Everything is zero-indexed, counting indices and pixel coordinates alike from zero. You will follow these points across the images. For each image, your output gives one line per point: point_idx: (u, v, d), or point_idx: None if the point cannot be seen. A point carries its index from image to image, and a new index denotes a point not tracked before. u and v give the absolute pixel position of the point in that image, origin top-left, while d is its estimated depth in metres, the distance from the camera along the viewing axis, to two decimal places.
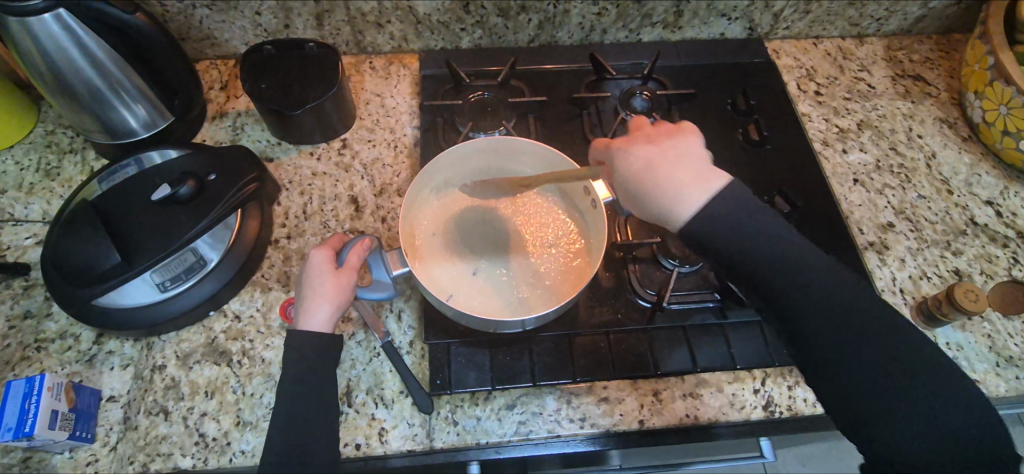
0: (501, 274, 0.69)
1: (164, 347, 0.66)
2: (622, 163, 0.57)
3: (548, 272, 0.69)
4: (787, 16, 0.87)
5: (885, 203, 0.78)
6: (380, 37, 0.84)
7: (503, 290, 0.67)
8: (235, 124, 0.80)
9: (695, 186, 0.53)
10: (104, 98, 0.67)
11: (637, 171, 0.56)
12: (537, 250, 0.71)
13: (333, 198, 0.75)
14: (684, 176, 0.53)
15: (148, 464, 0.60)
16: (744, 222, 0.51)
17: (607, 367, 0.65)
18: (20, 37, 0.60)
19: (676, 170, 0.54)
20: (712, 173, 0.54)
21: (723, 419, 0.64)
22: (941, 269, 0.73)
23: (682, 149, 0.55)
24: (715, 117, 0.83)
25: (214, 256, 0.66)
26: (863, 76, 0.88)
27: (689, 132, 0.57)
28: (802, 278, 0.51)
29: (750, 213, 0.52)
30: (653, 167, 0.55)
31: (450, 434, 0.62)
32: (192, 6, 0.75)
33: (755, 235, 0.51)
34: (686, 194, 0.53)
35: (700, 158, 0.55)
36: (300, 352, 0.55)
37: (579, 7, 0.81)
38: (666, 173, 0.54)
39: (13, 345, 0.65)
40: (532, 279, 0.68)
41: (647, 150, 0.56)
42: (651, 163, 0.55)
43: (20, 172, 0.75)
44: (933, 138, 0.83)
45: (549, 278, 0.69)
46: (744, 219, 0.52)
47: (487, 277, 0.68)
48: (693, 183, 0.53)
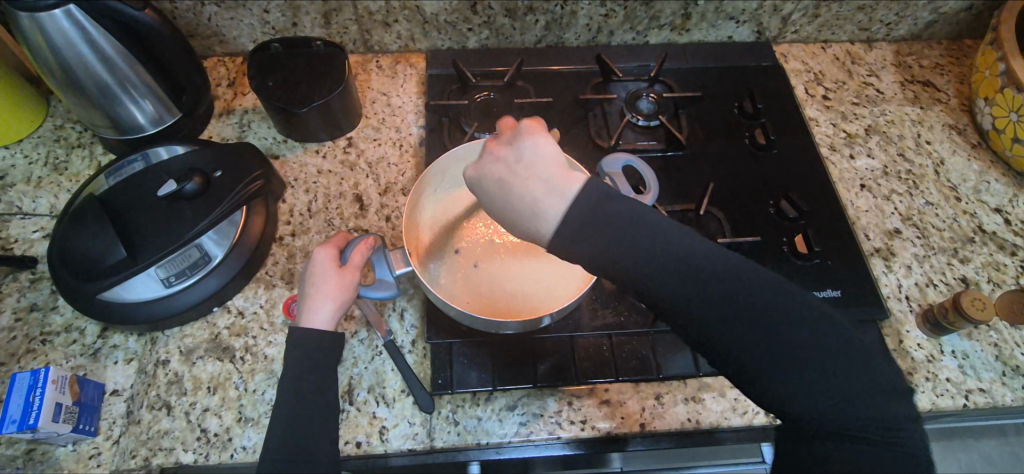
0: (504, 277, 0.69)
1: (168, 343, 0.66)
2: (482, 190, 0.49)
3: (551, 277, 0.69)
4: (795, 20, 0.86)
5: (892, 209, 0.77)
6: (387, 36, 0.84)
7: (505, 293, 0.68)
8: (242, 121, 0.80)
9: (553, 197, 0.44)
10: (112, 93, 0.67)
11: (496, 195, 0.48)
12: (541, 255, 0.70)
13: (338, 196, 0.75)
14: (536, 186, 0.45)
15: (149, 458, 0.60)
16: (618, 224, 0.43)
17: (609, 369, 0.64)
18: (31, 32, 0.61)
19: (531, 185, 0.45)
20: (569, 178, 0.45)
21: (725, 424, 0.63)
22: (948, 277, 0.73)
23: (529, 156, 0.47)
24: (721, 120, 0.82)
25: (219, 253, 0.66)
26: (872, 81, 0.88)
27: (538, 131, 0.48)
28: (735, 293, 0.42)
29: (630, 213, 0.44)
30: (507, 187, 0.47)
31: (451, 434, 0.62)
32: (201, 3, 0.76)
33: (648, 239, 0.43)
34: (539, 211, 0.44)
35: (556, 158, 0.47)
36: (301, 350, 0.55)
37: (586, 8, 0.81)
38: (520, 192, 0.45)
39: (19, 337, 0.65)
40: (533, 284, 0.69)
41: (502, 169, 0.47)
42: (504, 184, 0.47)
43: (29, 166, 0.76)
44: (942, 144, 0.83)
45: (551, 283, 0.68)
46: (619, 221, 0.43)
47: (489, 281, 0.69)
48: (551, 195, 0.44)
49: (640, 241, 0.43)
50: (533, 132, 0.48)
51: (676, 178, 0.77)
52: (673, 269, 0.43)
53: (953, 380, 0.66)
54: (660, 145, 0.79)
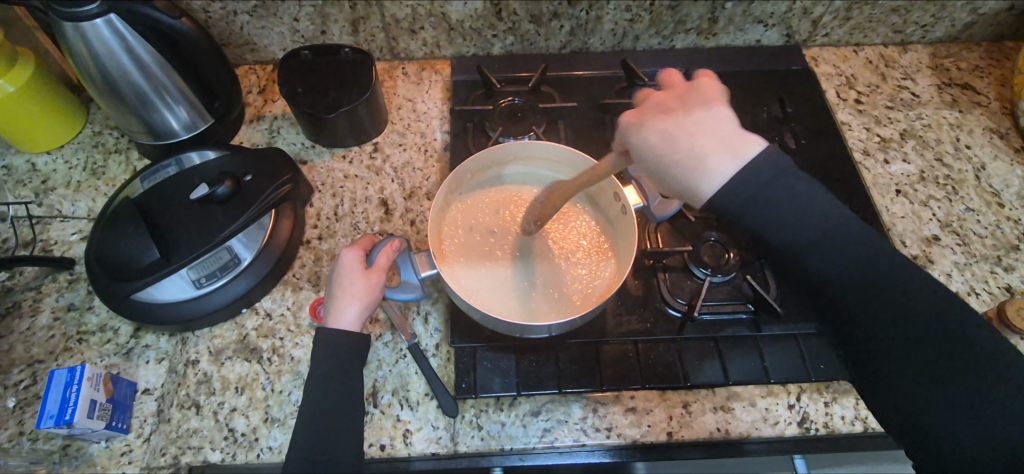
0: (530, 278, 0.68)
1: (198, 343, 0.67)
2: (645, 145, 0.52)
3: (578, 277, 0.69)
4: (826, 23, 0.85)
5: (929, 215, 0.75)
6: (413, 43, 0.85)
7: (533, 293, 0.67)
8: (271, 127, 0.82)
9: (722, 154, 0.48)
10: (149, 100, 0.69)
11: (661, 139, 0.50)
12: (567, 254, 0.70)
13: (364, 200, 0.76)
14: (707, 143, 0.48)
15: (178, 456, 0.61)
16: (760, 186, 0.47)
17: (635, 377, 0.63)
18: (74, 41, 0.63)
19: (707, 141, 0.48)
20: (744, 141, 0.48)
21: (756, 434, 0.62)
22: (991, 285, 0.70)
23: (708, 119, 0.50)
24: (750, 124, 0.81)
25: (248, 255, 0.67)
26: (906, 85, 0.85)
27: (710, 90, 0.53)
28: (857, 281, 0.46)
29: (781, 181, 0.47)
30: (678, 133, 0.50)
31: (475, 439, 0.61)
32: (234, 13, 0.78)
33: (798, 208, 0.47)
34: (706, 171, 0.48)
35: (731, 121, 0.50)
36: (328, 351, 0.55)
37: (612, 13, 0.81)
38: (696, 144, 0.49)
39: (57, 336, 0.67)
40: (562, 282, 0.68)
41: (676, 116, 0.51)
42: (680, 137, 0.49)
43: (69, 170, 0.78)
44: (982, 148, 0.80)
45: (578, 284, 0.68)
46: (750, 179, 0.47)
47: (516, 281, 0.68)
48: (722, 152, 0.48)
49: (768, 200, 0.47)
50: (705, 92, 0.52)
51: None
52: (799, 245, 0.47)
53: None
54: None
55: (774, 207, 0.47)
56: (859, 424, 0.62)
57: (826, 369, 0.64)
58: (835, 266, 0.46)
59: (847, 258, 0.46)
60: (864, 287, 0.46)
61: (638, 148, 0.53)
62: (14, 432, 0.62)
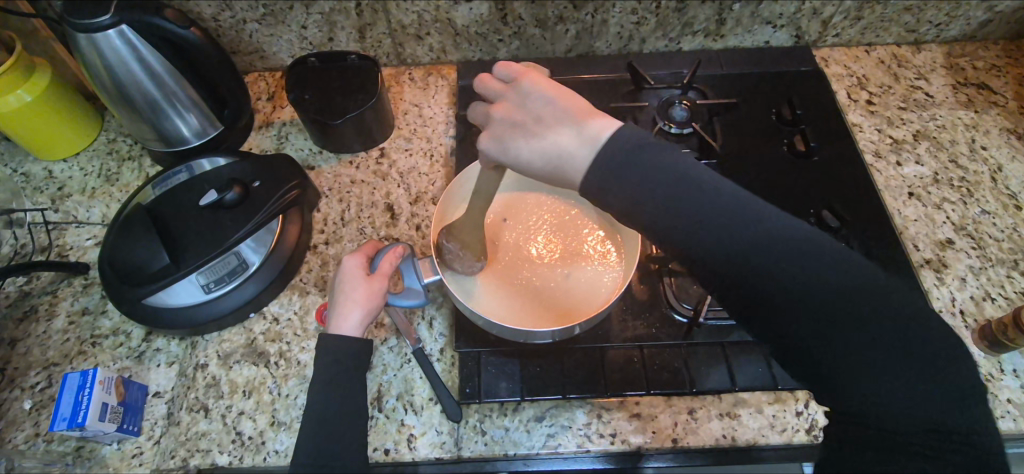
0: (532, 285, 0.68)
1: (207, 347, 0.68)
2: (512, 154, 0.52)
3: (580, 284, 0.68)
4: (836, 23, 0.83)
5: (943, 218, 0.73)
6: (420, 49, 0.85)
7: (534, 301, 0.67)
8: (280, 133, 0.83)
9: (579, 144, 0.47)
10: (160, 108, 0.70)
11: (528, 152, 0.50)
12: (568, 261, 0.70)
13: (371, 205, 0.77)
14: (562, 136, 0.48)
15: (187, 459, 0.62)
16: (639, 164, 0.45)
17: (640, 382, 0.63)
18: (87, 51, 0.64)
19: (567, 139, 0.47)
20: (592, 123, 0.48)
21: (763, 441, 0.61)
22: (1007, 290, 0.68)
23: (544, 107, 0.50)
24: (759, 126, 0.80)
25: (257, 259, 0.68)
26: (920, 85, 0.84)
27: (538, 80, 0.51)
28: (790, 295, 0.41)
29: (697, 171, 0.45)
30: (536, 144, 0.49)
31: (478, 444, 0.61)
32: (243, 21, 0.79)
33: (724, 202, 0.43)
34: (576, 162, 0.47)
35: (572, 104, 0.50)
36: (332, 355, 0.56)
37: (617, 16, 0.81)
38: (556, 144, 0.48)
39: (72, 339, 0.69)
40: (563, 290, 0.68)
41: (523, 125, 0.51)
42: (541, 143, 0.49)
43: (85, 177, 0.80)
44: (999, 149, 0.78)
45: (580, 290, 0.68)
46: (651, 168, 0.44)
47: (518, 288, 0.68)
48: (578, 146, 0.47)
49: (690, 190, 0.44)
50: (536, 88, 0.51)
51: None
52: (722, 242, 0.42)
53: (1015, 401, 0.62)
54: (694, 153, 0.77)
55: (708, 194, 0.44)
56: None
57: None
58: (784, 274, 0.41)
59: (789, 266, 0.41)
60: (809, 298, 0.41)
61: (514, 166, 0.52)
62: (30, 434, 0.64)
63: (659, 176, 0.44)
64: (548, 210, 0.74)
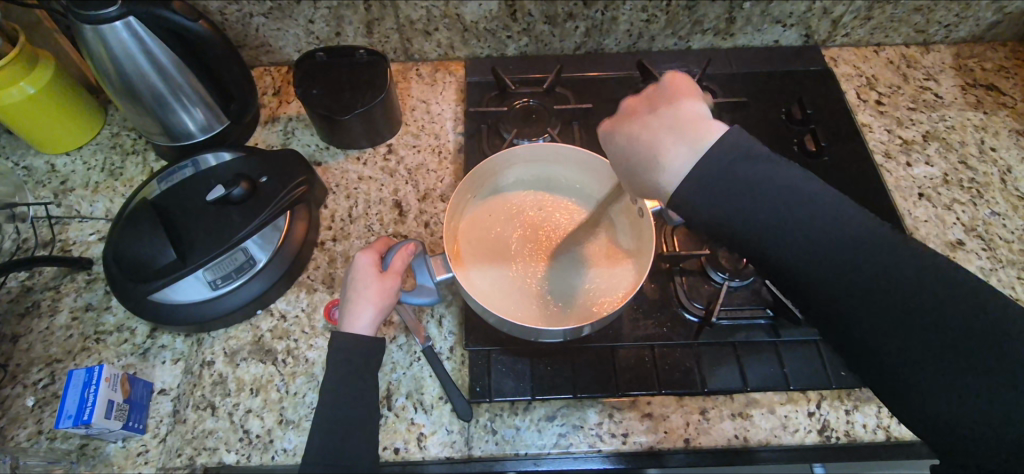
0: (533, 283, 0.67)
1: (214, 344, 0.67)
2: (614, 143, 0.53)
3: (580, 285, 0.67)
4: (846, 22, 0.83)
5: (954, 219, 0.73)
6: (428, 44, 0.85)
7: (535, 299, 0.66)
8: (286, 129, 0.82)
9: (679, 145, 0.47)
10: (166, 102, 0.70)
11: (630, 146, 0.51)
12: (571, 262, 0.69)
13: (378, 202, 0.76)
14: (665, 136, 0.48)
15: (194, 457, 0.61)
16: (732, 174, 0.45)
17: (651, 382, 0.62)
18: (93, 43, 0.63)
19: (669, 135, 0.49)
20: (699, 127, 0.48)
21: (775, 442, 0.61)
22: (1018, 292, 0.68)
23: (670, 107, 0.50)
24: (769, 126, 0.80)
25: (263, 257, 0.67)
26: (929, 86, 0.84)
27: (682, 85, 0.53)
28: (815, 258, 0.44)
29: (762, 171, 0.45)
30: (643, 135, 0.50)
31: (489, 443, 0.61)
32: (249, 14, 0.78)
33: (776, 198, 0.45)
34: (670, 161, 0.47)
35: (696, 111, 0.49)
36: (344, 354, 0.55)
37: (627, 13, 0.80)
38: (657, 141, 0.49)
39: (75, 335, 0.68)
40: (562, 290, 0.67)
41: (641, 120, 0.51)
42: (645, 136, 0.50)
43: (88, 171, 0.79)
44: (1009, 151, 0.78)
45: (580, 291, 0.67)
46: (725, 174, 0.45)
47: (521, 286, 0.67)
48: (674, 142, 0.48)
49: (745, 195, 0.45)
50: (674, 92, 0.52)
51: None
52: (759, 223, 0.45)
53: None
54: None
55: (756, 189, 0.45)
56: (882, 432, 0.61)
57: (848, 376, 0.62)
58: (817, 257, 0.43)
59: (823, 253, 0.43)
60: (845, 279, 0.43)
61: (613, 153, 0.54)
62: (33, 431, 0.63)
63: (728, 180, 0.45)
64: (559, 209, 0.73)
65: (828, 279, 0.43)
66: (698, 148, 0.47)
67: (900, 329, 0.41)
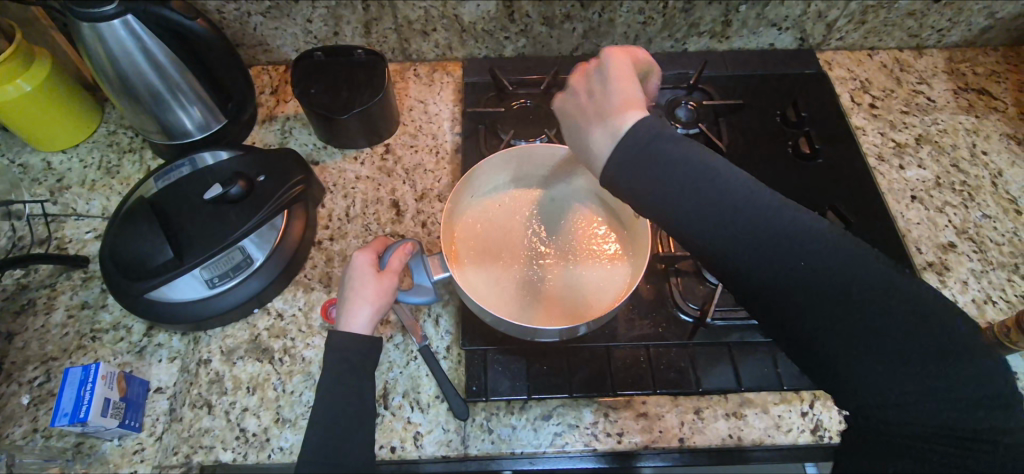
0: (522, 283, 0.68)
1: (210, 343, 0.67)
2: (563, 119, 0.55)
3: (569, 285, 0.68)
4: (841, 26, 0.84)
5: (945, 221, 0.74)
6: (425, 45, 0.85)
7: (525, 299, 0.66)
8: (284, 128, 0.82)
9: (603, 129, 0.49)
10: (164, 100, 0.70)
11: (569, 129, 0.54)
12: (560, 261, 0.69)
13: (376, 202, 0.76)
14: (590, 119, 0.51)
15: (190, 456, 0.62)
16: (665, 166, 0.45)
17: (646, 382, 0.63)
18: (91, 41, 0.63)
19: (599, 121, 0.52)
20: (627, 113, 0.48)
21: (769, 441, 0.61)
22: (1008, 294, 0.69)
23: (602, 86, 0.52)
24: (764, 128, 0.80)
25: (260, 256, 0.67)
26: (922, 89, 0.85)
27: (618, 60, 0.53)
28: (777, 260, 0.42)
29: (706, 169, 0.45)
30: (577, 118, 0.53)
31: (485, 442, 0.61)
32: (248, 13, 0.78)
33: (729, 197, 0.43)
34: (596, 145, 0.49)
35: (625, 90, 0.50)
36: (340, 352, 0.55)
37: (625, 15, 0.81)
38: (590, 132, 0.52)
39: (71, 333, 0.68)
40: (552, 290, 0.67)
41: (580, 107, 0.53)
42: (575, 119, 0.53)
43: (84, 169, 0.79)
44: (999, 154, 0.79)
45: (569, 292, 0.67)
46: (663, 165, 0.45)
47: (510, 286, 0.67)
48: (598, 126, 0.50)
49: (690, 193, 0.44)
50: (611, 66, 0.53)
51: None
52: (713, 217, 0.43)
53: None
54: None
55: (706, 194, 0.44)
56: None
57: None
58: (774, 268, 0.42)
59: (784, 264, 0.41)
60: (810, 290, 0.41)
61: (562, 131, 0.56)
62: (28, 429, 0.63)
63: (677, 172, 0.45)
64: (554, 209, 0.73)
65: (790, 292, 0.41)
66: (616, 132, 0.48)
67: (864, 337, 0.39)
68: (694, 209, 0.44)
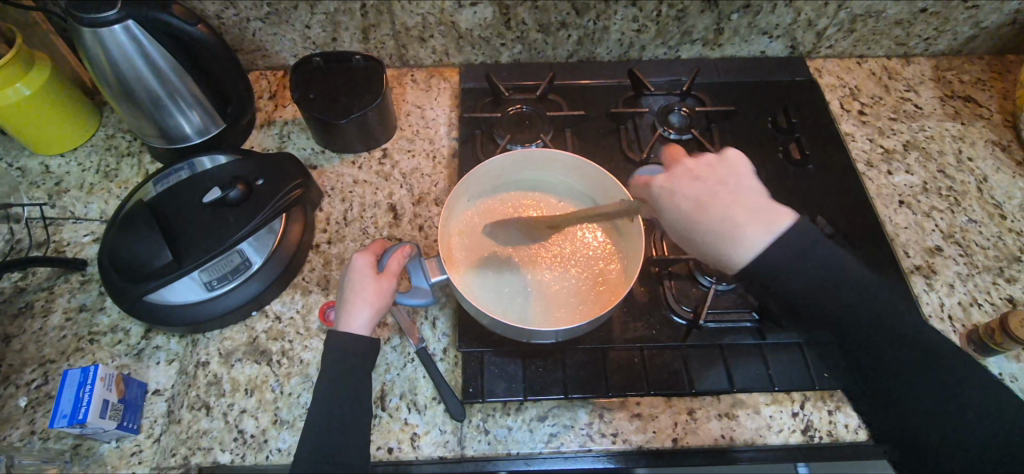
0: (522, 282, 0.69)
1: (209, 345, 0.68)
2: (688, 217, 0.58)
3: (566, 283, 0.69)
4: (830, 35, 0.86)
5: (932, 226, 0.76)
6: (422, 51, 0.86)
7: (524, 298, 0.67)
8: (282, 132, 0.83)
9: (756, 228, 0.55)
10: (162, 104, 0.70)
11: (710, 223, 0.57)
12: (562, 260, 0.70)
13: (373, 205, 0.77)
14: (747, 220, 0.56)
15: (189, 457, 0.62)
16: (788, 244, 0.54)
17: (641, 383, 0.64)
18: (91, 44, 0.64)
19: (714, 205, 0.57)
20: (774, 212, 0.56)
21: (760, 441, 0.62)
22: (993, 296, 0.71)
23: (730, 183, 0.59)
24: (756, 134, 0.82)
25: (258, 259, 0.68)
26: (909, 97, 0.86)
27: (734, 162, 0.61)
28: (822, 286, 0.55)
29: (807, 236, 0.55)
30: (733, 218, 0.56)
31: (482, 443, 0.62)
32: (247, 19, 0.79)
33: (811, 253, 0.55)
34: (747, 239, 0.55)
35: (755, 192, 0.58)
36: (340, 354, 0.56)
37: (619, 23, 0.82)
38: (718, 210, 0.57)
39: (69, 336, 0.68)
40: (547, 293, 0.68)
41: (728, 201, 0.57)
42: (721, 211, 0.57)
43: (83, 172, 0.79)
44: (985, 161, 0.81)
45: (566, 290, 0.69)
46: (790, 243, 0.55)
47: (513, 286, 0.68)
48: (753, 226, 0.55)
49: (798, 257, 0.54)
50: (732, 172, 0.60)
51: None
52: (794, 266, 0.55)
53: None
54: None
55: (812, 253, 0.55)
56: (863, 432, 0.62)
57: (830, 378, 0.64)
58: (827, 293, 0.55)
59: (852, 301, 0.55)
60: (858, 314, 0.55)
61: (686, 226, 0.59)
62: (26, 431, 0.63)
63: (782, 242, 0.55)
64: (550, 214, 0.75)
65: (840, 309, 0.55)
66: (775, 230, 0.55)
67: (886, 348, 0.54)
68: (790, 265, 0.55)
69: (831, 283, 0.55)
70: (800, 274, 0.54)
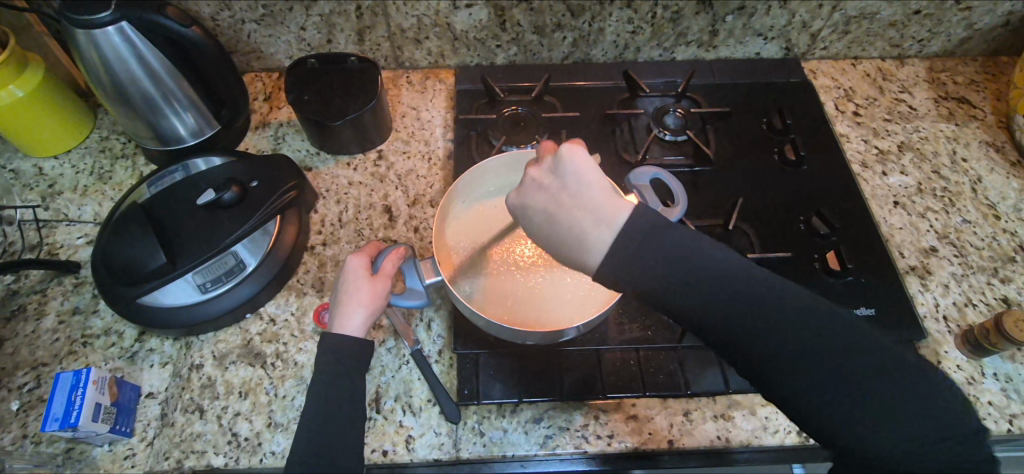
0: (527, 289, 0.69)
1: (203, 347, 0.68)
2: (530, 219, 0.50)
3: (562, 285, 0.69)
4: (825, 36, 0.86)
5: (927, 226, 0.76)
6: (418, 52, 0.86)
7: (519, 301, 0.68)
8: (277, 134, 0.82)
9: (601, 227, 0.45)
10: (157, 106, 0.70)
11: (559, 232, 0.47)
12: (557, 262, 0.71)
13: (368, 207, 0.77)
14: (582, 218, 0.46)
15: (183, 460, 0.62)
16: (667, 251, 0.44)
17: (636, 384, 0.64)
18: (85, 46, 0.64)
19: (565, 213, 0.47)
20: (610, 204, 0.46)
21: (756, 443, 0.62)
22: (988, 297, 0.71)
23: (574, 180, 0.47)
24: (751, 135, 0.82)
25: (253, 261, 0.68)
26: (904, 98, 0.87)
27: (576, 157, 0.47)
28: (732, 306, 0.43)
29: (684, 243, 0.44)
30: (583, 223, 0.46)
31: (477, 445, 0.62)
32: (242, 21, 0.79)
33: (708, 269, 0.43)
34: (586, 240, 0.45)
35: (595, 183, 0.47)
36: (333, 356, 0.56)
37: (614, 25, 0.82)
38: (568, 219, 0.46)
39: (62, 339, 0.68)
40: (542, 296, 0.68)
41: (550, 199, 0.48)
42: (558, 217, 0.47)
43: (76, 174, 0.79)
44: (979, 162, 0.81)
45: (561, 291, 0.69)
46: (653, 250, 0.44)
47: (516, 292, 0.69)
48: (595, 228, 0.45)
49: (678, 268, 0.43)
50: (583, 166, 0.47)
51: (705, 192, 0.77)
52: (696, 287, 0.43)
53: (996, 403, 0.64)
54: (688, 161, 0.79)
55: (724, 277, 0.43)
56: None
57: None
58: (743, 317, 0.43)
59: (822, 325, 0.42)
60: (821, 341, 0.42)
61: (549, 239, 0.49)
62: (17, 435, 0.62)
63: (668, 251, 0.43)
64: None
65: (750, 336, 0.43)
66: (614, 224, 0.45)
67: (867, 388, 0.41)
68: (701, 281, 0.43)
69: (795, 309, 0.43)
70: (647, 272, 0.43)
